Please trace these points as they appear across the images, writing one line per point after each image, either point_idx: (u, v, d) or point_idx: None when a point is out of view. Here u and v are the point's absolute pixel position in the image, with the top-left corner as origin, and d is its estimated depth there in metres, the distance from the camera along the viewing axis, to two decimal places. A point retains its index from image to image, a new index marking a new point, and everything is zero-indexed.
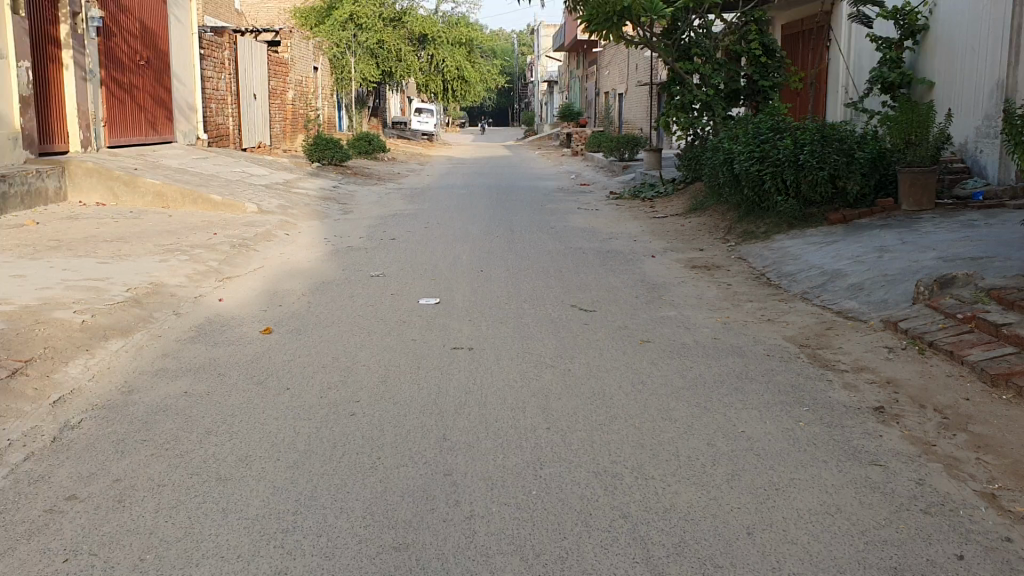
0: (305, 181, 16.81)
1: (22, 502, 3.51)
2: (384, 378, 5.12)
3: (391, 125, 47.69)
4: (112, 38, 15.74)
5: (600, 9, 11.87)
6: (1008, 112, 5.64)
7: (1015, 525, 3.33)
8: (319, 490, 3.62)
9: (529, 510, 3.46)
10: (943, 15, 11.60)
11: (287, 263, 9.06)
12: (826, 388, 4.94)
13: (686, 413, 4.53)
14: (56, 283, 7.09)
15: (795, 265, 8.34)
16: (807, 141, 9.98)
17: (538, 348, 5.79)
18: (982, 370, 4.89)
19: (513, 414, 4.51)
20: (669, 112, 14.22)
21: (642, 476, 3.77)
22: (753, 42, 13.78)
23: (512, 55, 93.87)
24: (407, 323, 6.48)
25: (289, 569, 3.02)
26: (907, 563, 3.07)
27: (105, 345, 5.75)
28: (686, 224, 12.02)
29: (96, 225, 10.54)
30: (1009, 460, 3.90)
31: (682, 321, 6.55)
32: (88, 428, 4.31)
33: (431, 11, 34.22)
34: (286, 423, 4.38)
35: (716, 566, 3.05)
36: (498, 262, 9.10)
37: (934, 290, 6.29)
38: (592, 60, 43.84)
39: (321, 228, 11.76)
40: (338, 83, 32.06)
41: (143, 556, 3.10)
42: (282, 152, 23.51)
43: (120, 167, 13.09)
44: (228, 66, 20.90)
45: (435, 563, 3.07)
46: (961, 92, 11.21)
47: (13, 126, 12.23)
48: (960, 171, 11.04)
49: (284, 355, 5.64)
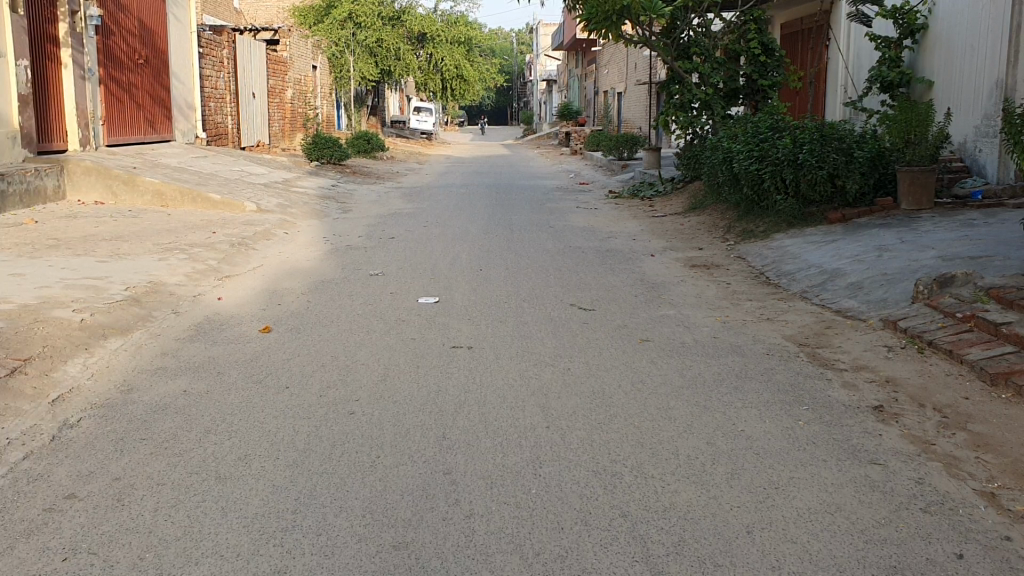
0: (304, 181, 16.77)
1: (21, 502, 3.50)
2: (384, 378, 5.10)
3: (391, 124, 47.64)
4: (111, 36, 15.73)
5: (599, 8, 11.84)
6: (1008, 111, 5.62)
7: (1015, 524, 3.33)
8: (319, 489, 3.61)
9: (529, 509, 3.45)
10: (942, 14, 11.58)
11: (287, 262, 9.03)
12: (825, 387, 4.93)
13: (686, 412, 4.52)
14: (55, 283, 7.05)
15: (794, 265, 8.32)
16: (807, 141, 9.97)
17: (538, 348, 5.77)
18: (982, 369, 4.89)
19: (513, 414, 4.50)
20: (668, 111, 14.20)
21: (641, 475, 3.77)
22: (753, 41, 13.76)
23: (511, 55, 93.97)
24: (406, 322, 6.46)
25: (288, 569, 3.01)
26: (907, 562, 3.07)
27: (103, 345, 5.73)
28: (685, 223, 12.00)
29: (96, 224, 10.51)
30: (1009, 459, 3.90)
31: (681, 321, 6.54)
32: (88, 427, 4.30)
33: (430, 10, 34.19)
34: (285, 423, 4.37)
35: (716, 565, 3.05)
36: (498, 261, 9.08)
37: (933, 289, 6.29)
38: (592, 58, 43.86)
39: (321, 227, 11.71)
40: (338, 81, 32.10)
41: (142, 555, 3.10)
42: (282, 150, 23.46)
43: (118, 165, 13.06)
44: (227, 65, 20.89)
45: (434, 563, 3.06)
46: (960, 92, 11.20)
47: (13, 125, 12.23)
48: (960, 171, 11.03)
49: (284, 354, 5.62)
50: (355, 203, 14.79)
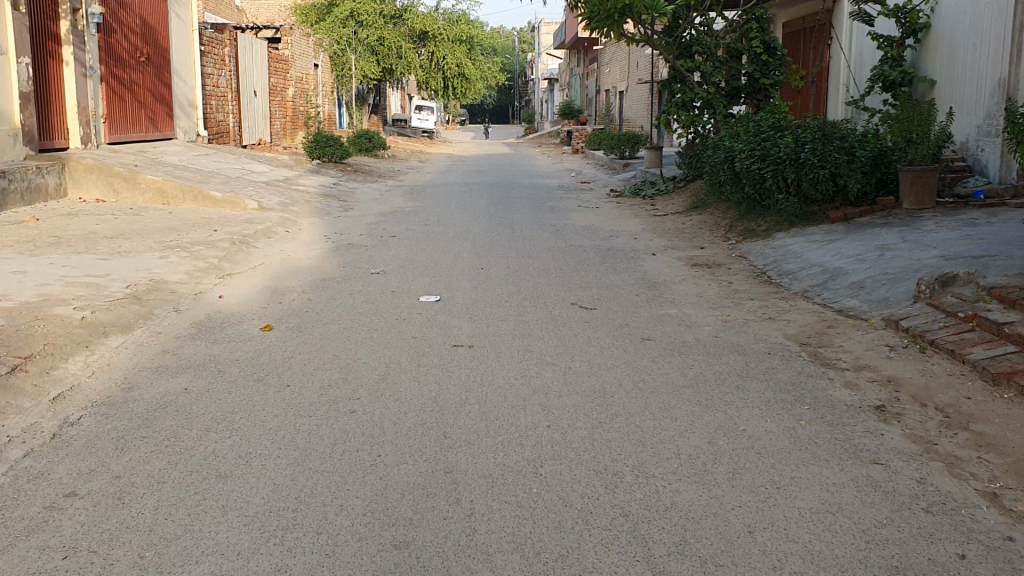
0: (306, 179, 16.76)
1: (23, 498, 3.51)
2: (386, 376, 5.11)
3: (391, 122, 47.69)
4: (112, 33, 15.68)
5: (601, 7, 11.76)
6: (1011, 109, 5.57)
7: (1016, 524, 3.32)
8: (320, 487, 3.62)
9: (529, 508, 3.44)
10: (944, 12, 11.60)
11: (288, 261, 9.00)
12: (827, 387, 4.93)
13: (687, 411, 4.52)
14: (56, 279, 7.09)
15: (796, 264, 8.32)
16: (809, 140, 9.94)
17: (539, 347, 5.76)
18: (984, 369, 4.88)
19: (514, 412, 4.50)
20: (669, 110, 14.14)
21: (643, 474, 3.76)
22: (754, 40, 13.74)
23: (510, 53, 94.60)
24: (407, 319, 6.49)
25: (290, 568, 3.01)
26: (909, 562, 3.06)
27: (105, 341, 5.76)
28: (687, 222, 12.02)
29: (96, 222, 10.46)
30: (1012, 460, 3.89)
31: (682, 320, 6.53)
32: (89, 424, 4.32)
33: (432, 8, 34.04)
34: (286, 420, 4.38)
35: (718, 565, 3.05)
36: (498, 259, 9.09)
37: (935, 288, 6.27)
38: (593, 58, 43.82)
39: (322, 225, 11.70)
40: (338, 79, 32.39)
41: (142, 553, 3.09)
42: (282, 149, 23.48)
43: (120, 163, 13.04)
44: (228, 63, 20.86)
45: (436, 561, 3.06)
46: (963, 90, 11.19)
47: (13, 122, 12.24)
48: (961, 170, 11.02)
49: (284, 351, 5.65)
50: (357, 202, 14.82)
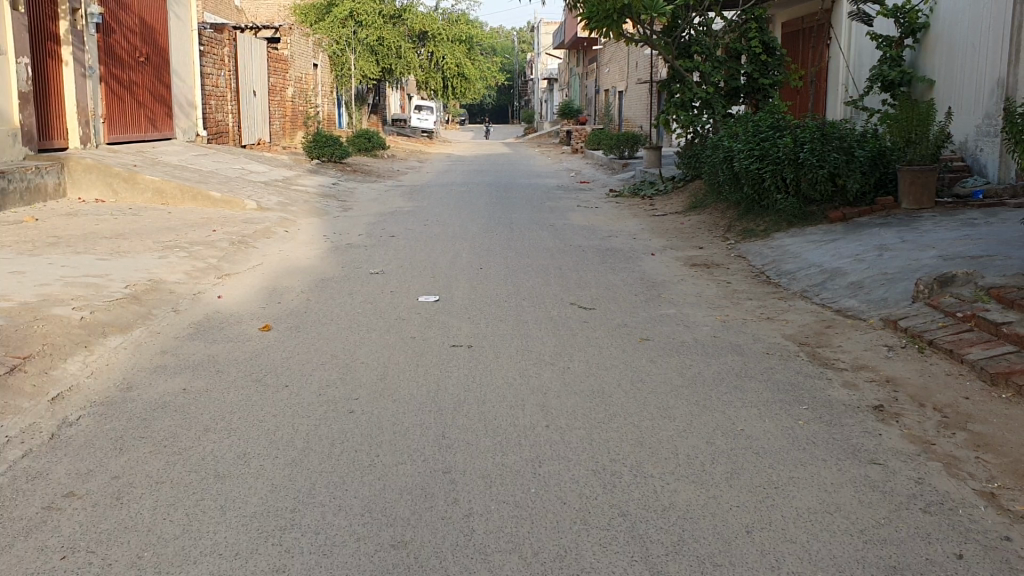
0: (305, 179, 16.76)
1: (22, 498, 3.51)
2: (385, 376, 5.11)
3: (390, 122, 47.69)
4: (112, 33, 15.68)
5: (600, 7, 11.76)
6: (1010, 109, 5.57)
7: (1014, 524, 3.32)
8: (318, 487, 3.62)
9: (527, 508, 3.45)
10: (943, 12, 11.60)
11: (287, 261, 9.01)
12: (825, 386, 4.93)
13: (685, 411, 4.52)
14: (56, 279, 7.09)
15: (795, 264, 8.32)
16: (808, 140, 9.94)
17: (537, 347, 5.76)
18: (982, 369, 4.88)
19: (513, 412, 4.51)
20: (668, 110, 14.15)
21: (641, 474, 3.77)
22: (753, 40, 13.74)
23: (509, 53, 94.60)
24: (406, 319, 6.49)
25: (288, 568, 3.01)
26: (906, 562, 3.06)
27: (104, 342, 5.77)
28: (686, 222, 12.03)
29: (95, 222, 10.46)
30: (1009, 459, 3.89)
31: (681, 320, 6.53)
32: (88, 424, 4.32)
33: (431, 8, 34.05)
34: (285, 420, 4.38)
35: (715, 565, 3.05)
36: (497, 259, 9.10)
37: (934, 289, 6.27)
38: (593, 58, 43.84)
39: (321, 225, 11.71)
40: (338, 79, 32.38)
41: (141, 553, 3.10)
42: (281, 149, 23.49)
43: (119, 163, 13.05)
44: (227, 63, 20.86)
45: (434, 561, 3.06)
46: (962, 90, 11.19)
47: (13, 122, 12.24)
48: (960, 170, 11.02)
49: (283, 351, 5.65)
50: (357, 202, 14.83)
